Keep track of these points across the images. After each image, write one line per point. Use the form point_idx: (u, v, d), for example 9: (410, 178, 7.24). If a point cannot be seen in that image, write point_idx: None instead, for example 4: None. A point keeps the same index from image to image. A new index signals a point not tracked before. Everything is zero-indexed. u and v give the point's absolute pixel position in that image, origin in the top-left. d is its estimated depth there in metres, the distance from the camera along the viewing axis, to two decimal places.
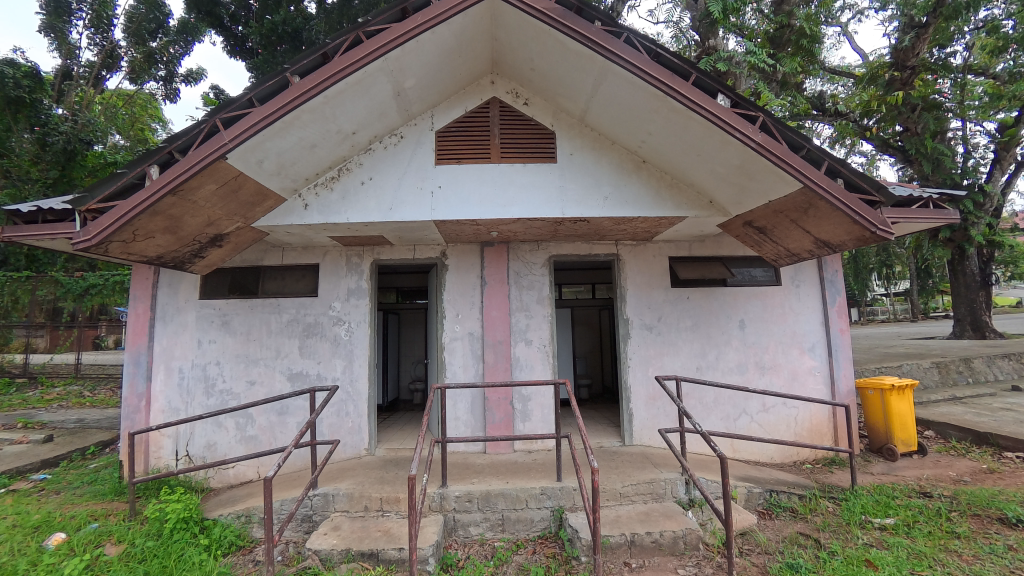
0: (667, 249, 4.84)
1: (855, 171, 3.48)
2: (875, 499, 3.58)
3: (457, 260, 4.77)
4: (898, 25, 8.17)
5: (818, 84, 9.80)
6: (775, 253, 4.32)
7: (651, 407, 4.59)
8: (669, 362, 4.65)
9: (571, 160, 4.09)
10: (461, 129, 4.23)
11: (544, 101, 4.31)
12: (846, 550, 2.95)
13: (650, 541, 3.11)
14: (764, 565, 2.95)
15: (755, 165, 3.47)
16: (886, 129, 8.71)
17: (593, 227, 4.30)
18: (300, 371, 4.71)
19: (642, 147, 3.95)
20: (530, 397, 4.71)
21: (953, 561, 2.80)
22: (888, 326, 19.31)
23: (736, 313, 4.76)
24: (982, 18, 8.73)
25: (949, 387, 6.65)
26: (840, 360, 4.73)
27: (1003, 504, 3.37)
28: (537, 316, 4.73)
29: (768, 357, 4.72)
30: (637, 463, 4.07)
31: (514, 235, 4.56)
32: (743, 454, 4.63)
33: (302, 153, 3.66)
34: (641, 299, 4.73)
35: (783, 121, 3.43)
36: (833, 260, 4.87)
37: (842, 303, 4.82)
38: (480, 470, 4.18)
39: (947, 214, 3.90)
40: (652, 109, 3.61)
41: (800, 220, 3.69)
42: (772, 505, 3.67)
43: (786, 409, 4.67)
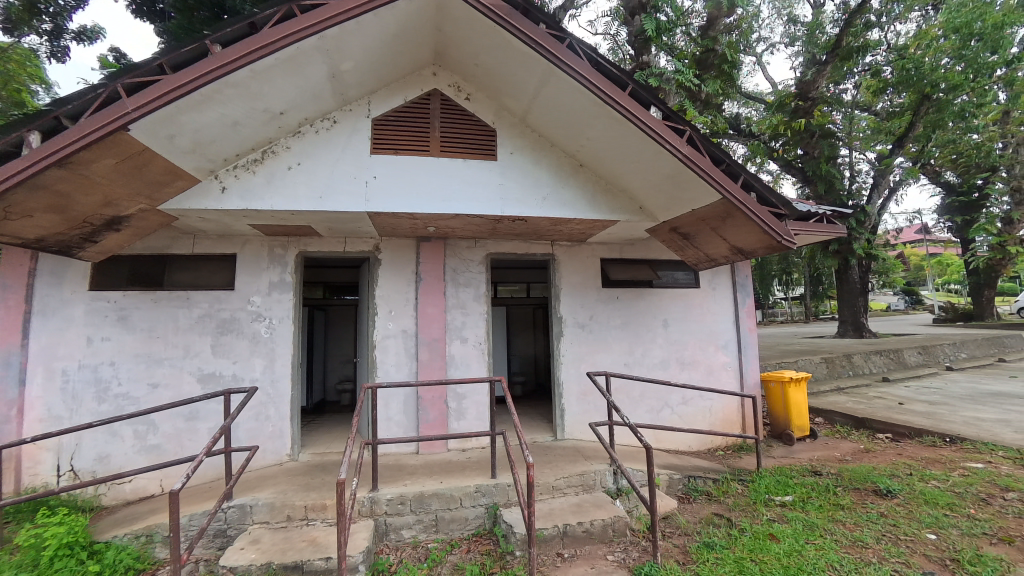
0: (600, 250, 5.03)
1: (766, 186, 3.86)
2: (776, 480, 4.00)
3: (392, 255, 4.63)
4: (802, 60, 9.25)
5: (736, 105, 10.82)
6: (696, 257, 4.66)
7: (583, 402, 4.76)
8: (600, 359, 4.85)
9: (512, 159, 4.13)
10: (400, 119, 4.11)
11: (486, 97, 4.32)
12: (754, 527, 3.26)
13: (582, 530, 3.23)
14: (684, 545, 3.17)
15: (683, 175, 3.73)
16: (790, 151, 9.98)
17: (531, 227, 4.36)
18: (213, 372, 4.31)
19: (580, 150, 4.08)
20: (465, 396, 4.69)
21: (840, 530, 3.18)
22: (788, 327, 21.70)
23: (661, 313, 5.07)
24: (868, 62, 10.08)
25: (835, 379, 7.60)
26: (748, 355, 5.24)
27: (876, 478, 3.89)
28: (473, 314, 4.72)
29: (689, 353, 5.09)
30: (569, 456, 4.20)
31: (452, 231, 4.51)
32: (665, 444, 4.95)
33: (222, 131, 3.36)
34: (575, 298, 4.87)
35: (706, 137, 3.71)
36: (743, 267, 5.39)
37: (751, 305, 5.35)
38: (414, 470, 4.10)
39: (837, 228, 4.46)
40: (591, 116, 3.74)
41: (719, 227, 4.02)
42: (691, 490, 3.96)
43: (703, 401, 5.08)
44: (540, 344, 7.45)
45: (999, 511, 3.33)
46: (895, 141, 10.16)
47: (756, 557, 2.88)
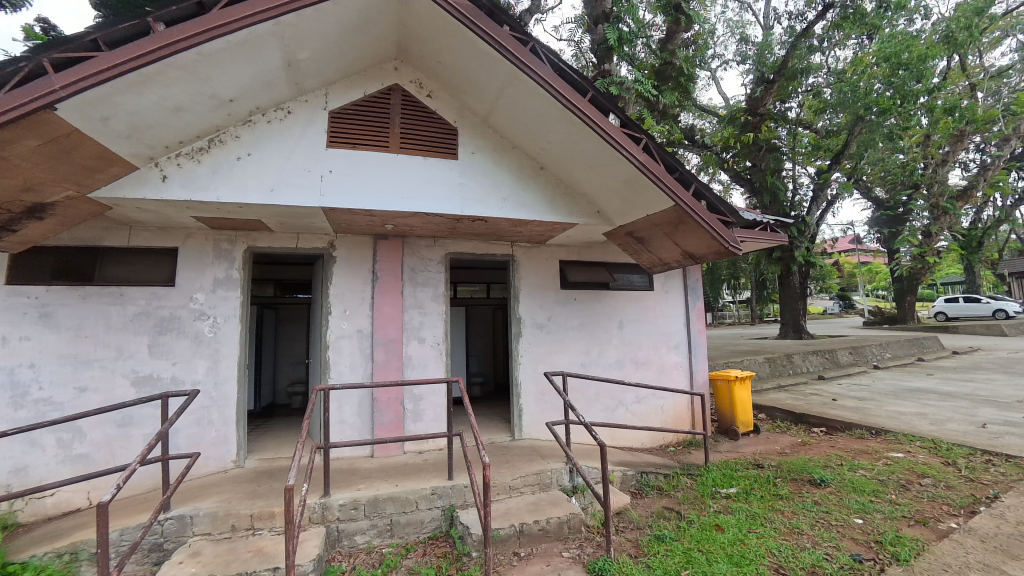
0: (559, 252, 5.09)
1: (715, 195, 4.05)
2: (722, 473, 4.20)
3: (347, 253, 4.49)
4: (752, 77, 9.81)
5: (691, 117, 11.33)
6: (650, 261, 4.83)
7: (540, 402, 4.81)
8: (558, 359, 4.92)
9: (473, 159, 4.11)
10: (359, 113, 4.01)
11: (448, 96, 4.29)
12: (701, 518, 3.41)
13: (538, 528, 3.25)
14: (636, 539, 3.26)
15: (639, 181, 3.85)
16: (740, 163, 10.56)
17: (491, 227, 4.36)
18: (149, 375, 4.01)
19: (541, 153, 4.13)
20: (422, 397, 4.63)
21: (779, 518, 3.38)
22: (736, 328, 22.89)
23: (617, 314, 5.22)
24: (810, 83, 10.84)
25: (777, 378, 8.09)
26: (697, 355, 5.50)
27: (812, 469, 4.17)
28: (431, 314, 4.67)
29: (643, 354, 5.27)
30: (526, 456, 4.23)
31: (411, 230, 4.44)
32: (620, 442, 5.09)
33: (164, 116, 3.14)
34: (534, 299, 4.91)
35: (661, 146, 3.86)
36: (693, 271, 5.65)
37: (701, 307, 5.62)
38: (368, 474, 3.99)
39: (779, 236, 4.76)
40: (552, 120, 3.79)
41: (672, 233, 4.18)
42: (643, 486, 4.09)
43: (655, 400, 5.26)
44: (500, 345, 7.47)
45: (916, 496, 3.66)
46: (833, 157, 10.97)
47: (703, 547, 3.00)
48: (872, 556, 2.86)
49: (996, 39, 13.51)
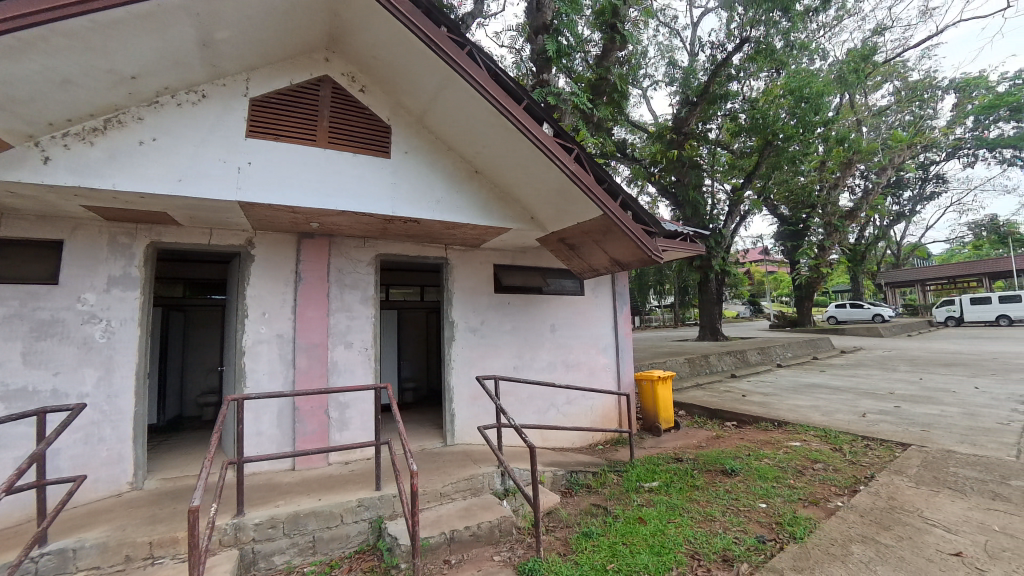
0: (493, 256, 5.12)
1: (640, 207, 4.30)
2: (646, 469, 4.44)
3: (267, 252, 4.19)
4: (678, 98, 10.59)
5: (624, 131, 11.98)
6: (581, 267, 5.01)
7: (473, 406, 4.79)
8: (491, 363, 4.93)
9: (406, 159, 4.01)
10: (283, 103, 3.76)
11: (382, 92, 4.16)
12: (626, 512, 3.57)
13: (469, 534, 3.23)
14: (565, 537, 3.34)
15: (570, 190, 3.97)
16: (666, 176, 11.32)
17: (424, 229, 4.28)
18: (21, 387, 3.44)
19: (477, 157, 4.13)
20: (349, 404, 4.43)
21: (695, 507, 3.61)
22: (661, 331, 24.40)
23: (549, 318, 5.35)
24: (727, 107, 11.91)
25: (695, 377, 8.74)
26: (624, 357, 5.80)
27: (724, 460, 4.53)
28: (360, 318, 4.48)
29: (573, 356, 5.44)
30: (458, 461, 4.19)
31: (339, 229, 4.24)
32: (551, 443, 5.20)
33: (48, 89, 2.73)
34: (467, 302, 4.88)
35: (592, 157, 4.03)
36: (621, 277, 5.97)
37: (627, 312, 5.94)
38: (288, 489, 3.73)
39: (697, 246, 5.15)
40: (488, 125, 3.81)
41: (601, 240, 4.37)
42: (573, 484, 4.21)
43: (585, 401, 5.45)
44: (434, 348, 7.34)
45: (810, 479, 4.10)
46: (745, 176, 12.13)
47: (627, 540, 3.13)
48: (774, 536, 3.14)
49: (877, 82, 15.70)
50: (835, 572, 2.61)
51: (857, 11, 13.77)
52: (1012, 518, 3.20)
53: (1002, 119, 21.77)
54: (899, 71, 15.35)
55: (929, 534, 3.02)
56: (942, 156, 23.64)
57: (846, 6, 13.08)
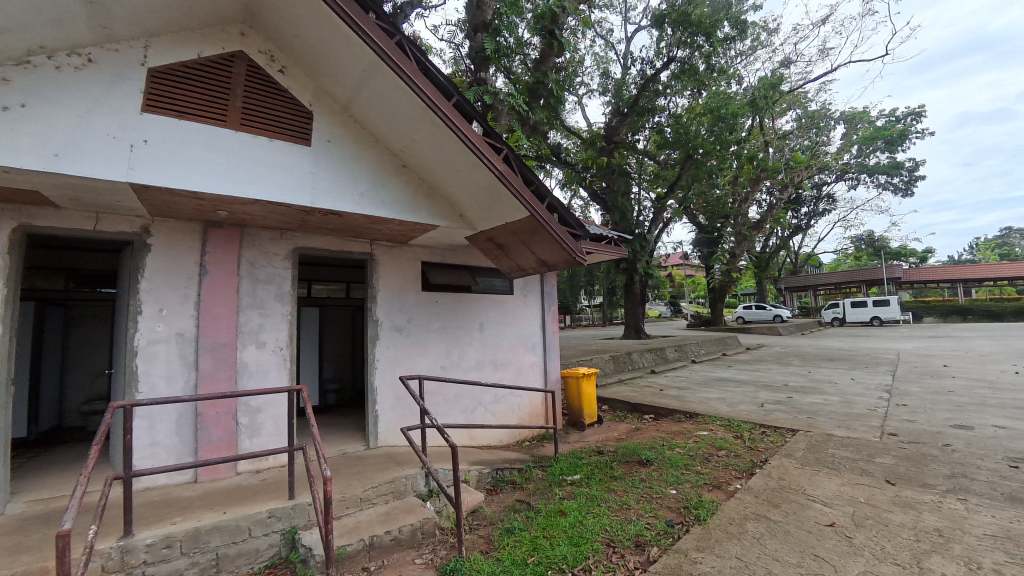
0: (422, 254, 5.01)
1: (566, 209, 4.44)
2: (569, 463, 4.59)
3: (165, 241, 3.75)
4: (611, 108, 11.11)
5: (559, 135, 12.33)
6: (509, 267, 5.07)
7: (397, 407, 4.66)
8: (417, 362, 4.82)
9: (329, 148, 3.81)
10: (188, 77, 3.40)
11: (304, 75, 3.91)
12: (547, 506, 3.65)
13: (389, 539, 3.13)
14: (488, 535, 3.35)
15: (498, 190, 4.00)
16: (597, 181, 11.81)
17: (347, 223, 4.08)
18: None
19: (405, 150, 4.02)
20: (260, 408, 4.12)
21: (613, 497, 3.79)
22: (591, 329, 25.37)
23: (478, 317, 5.36)
24: (655, 120, 12.69)
25: (618, 373, 9.21)
26: (550, 355, 5.98)
27: (640, 451, 4.82)
28: (274, 315, 4.19)
29: (501, 355, 5.51)
30: (380, 464, 4.05)
31: (251, 219, 3.92)
32: (478, 441, 5.21)
33: None
34: (393, 300, 4.74)
35: (520, 158, 4.09)
36: (550, 278, 6.15)
37: (554, 311, 6.14)
38: (188, 504, 3.37)
39: (619, 249, 5.45)
40: (416, 118, 3.72)
41: (528, 241, 4.45)
42: (498, 482, 4.25)
43: (512, 398, 5.54)
44: (359, 348, 7.05)
45: (715, 465, 4.49)
46: (668, 186, 13.02)
47: (548, 533, 3.20)
48: (681, 519, 3.39)
49: (782, 109, 17.57)
50: (731, 548, 2.87)
51: (768, 43, 15.31)
52: (873, 491, 3.72)
53: (879, 150, 25.33)
54: (800, 101, 17.31)
55: (810, 508, 3.42)
56: (832, 178, 27.00)
57: (759, 38, 14.50)
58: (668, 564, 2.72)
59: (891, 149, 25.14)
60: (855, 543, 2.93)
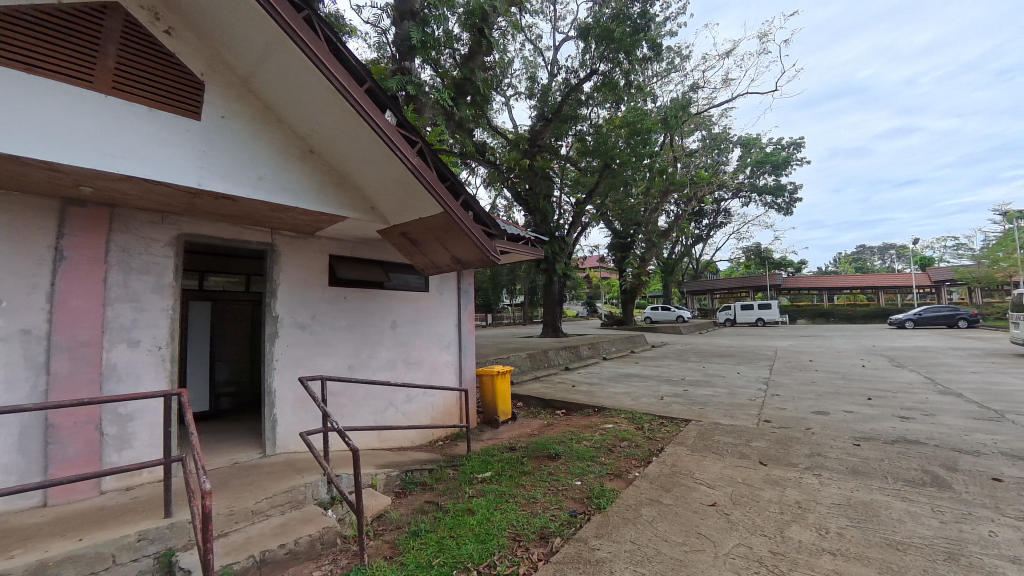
0: (331, 247, 4.73)
1: (482, 208, 4.47)
2: (481, 461, 4.61)
3: (5, 217, 3.10)
4: (536, 112, 11.41)
5: (484, 134, 12.38)
6: (424, 264, 4.97)
7: (299, 410, 4.35)
8: (322, 362, 4.54)
9: (223, 125, 3.43)
10: (42, 24, 2.85)
11: (197, 41, 3.49)
12: (456, 506, 3.63)
13: (284, 553, 2.89)
14: (393, 539, 3.24)
15: (411, 184, 3.90)
16: (520, 182, 12.05)
17: (243, 209, 3.71)
18: None
19: (312, 135, 3.76)
20: (133, 416, 3.60)
21: (521, 492, 3.87)
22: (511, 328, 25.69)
23: (390, 314, 5.20)
24: (577, 128, 13.27)
25: (535, 370, 9.46)
26: (465, 353, 6.00)
27: (550, 446, 4.99)
28: (151, 310, 3.68)
29: (414, 353, 5.40)
30: (277, 473, 3.75)
31: (123, 198, 3.39)
32: (388, 443, 5.05)
33: None
34: (297, 295, 4.41)
35: (435, 153, 4.03)
36: (467, 276, 6.16)
37: (470, 309, 6.16)
38: (31, 533, 2.83)
39: (535, 250, 5.61)
40: (324, 102, 3.50)
41: (442, 238, 4.41)
42: (407, 484, 4.15)
43: (425, 397, 5.45)
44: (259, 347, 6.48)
45: (618, 455, 4.79)
46: (587, 192, 13.69)
47: (455, 533, 3.18)
48: (583, 509, 3.56)
49: (690, 129, 19.31)
50: (627, 533, 3.08)
51: (680, 68, 16.78)
52: (748, 472, 4.22)
53: (767, 173, 28.89)
54: (705, 123, 19.19)
55: (696, 490, 3.79)
56: (729, 195, 30.26)
57: (673, 62, 15.79)
58: (569, 553, 2.83)
59: (778, 173, 28.75)
60: (731, 519, 3.30)
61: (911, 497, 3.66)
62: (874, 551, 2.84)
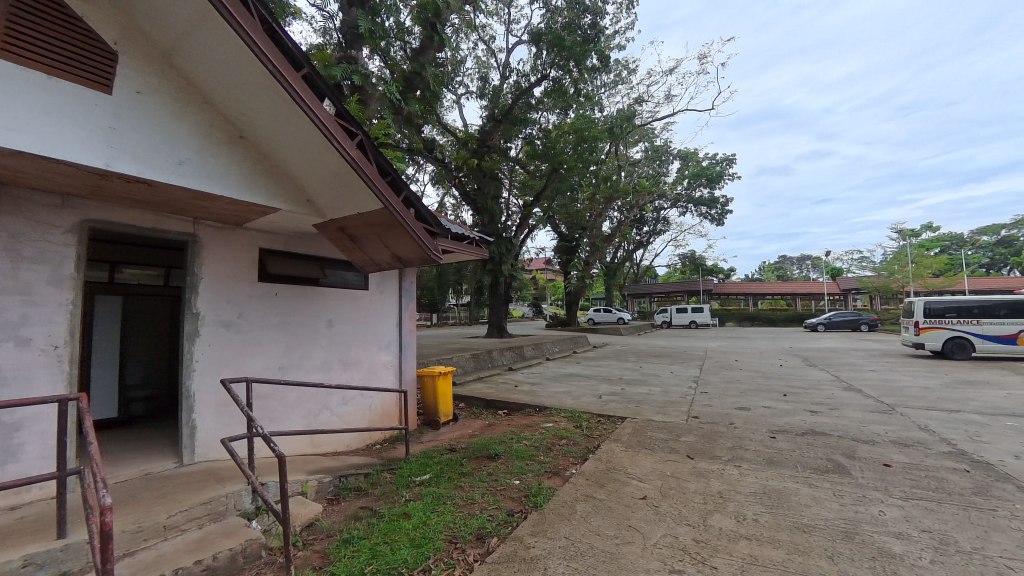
0: (261, 240, 4.44)
1: (424, 206, 4.40)
2: (420, 463, 4.54)
3: None
4: (487, 112, 11.42)
5: (433, 130, 12.20)
6: (362, 261, 4.80)
7: (221, 414, 4.05)
8: (249, 363, 4.26)
9: (138, 101, 3.11)
10: None
11: (109, 5, 3.13)
12: (391, 511, 3.54)
13: (201, 570, 2.68)
14: (323, 548, 3.11)
15: (350, 178, 3.77)
16: (469, 181, 12.00)
17: (160, 195, 3.38)
18: None
19: (242, 119, 3.51)
20: (20, 425, 3.16)
21: (459, 494, 3.85)
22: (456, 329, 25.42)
23: (326, 313, 4.98)
24: (527, 131, 13.46)
25: (478, 370, 9.45)
26: (406, 354, 5.88)
27: (490, 446, 5.00)
28: (46, 305, 3.26)
29: (351, 354, 5.21)
30: (194, 483, 3.46)
31: (12, 177, 2.97)
32: (321, 447, 4.83)
33: None
34: (221, 291, 4.10)
35: (376, 147, 3.92)
36: (409, 275, 6.04)
37: (412, 308, 6.05)
38: None
39: (480, 250, 5.62)
40: (256, 85, 3.29)
41: (382, 234, 4.29)
42: (341, 490, 3.99)
43: (362, 399, 5.28)
44: (176, 346, 5.95)
45: (556, 454, 4.91)
46: (535, 195, 13.92)
47: (389, 538, 3.10)
48: (521, 508, 3.61)
49: (635, 140, 20.23)
50: (562, 529, 3.17)
51: (627, 81, 17.53)
52: (677, 465, 4.48)
53: (703, 185, 30.90)
54: (648, 135, 20.19)
55: (628, 485, 3.97)
56: (669, 204, 32.01)
57: (620, 74, 16.47)
58: (504, 553, 2.86)
59: (712, 186, 30.84)
60: (659, 510, 3.50)
61: (816, 483, 4.07)
62: (784, 534, 3.13)
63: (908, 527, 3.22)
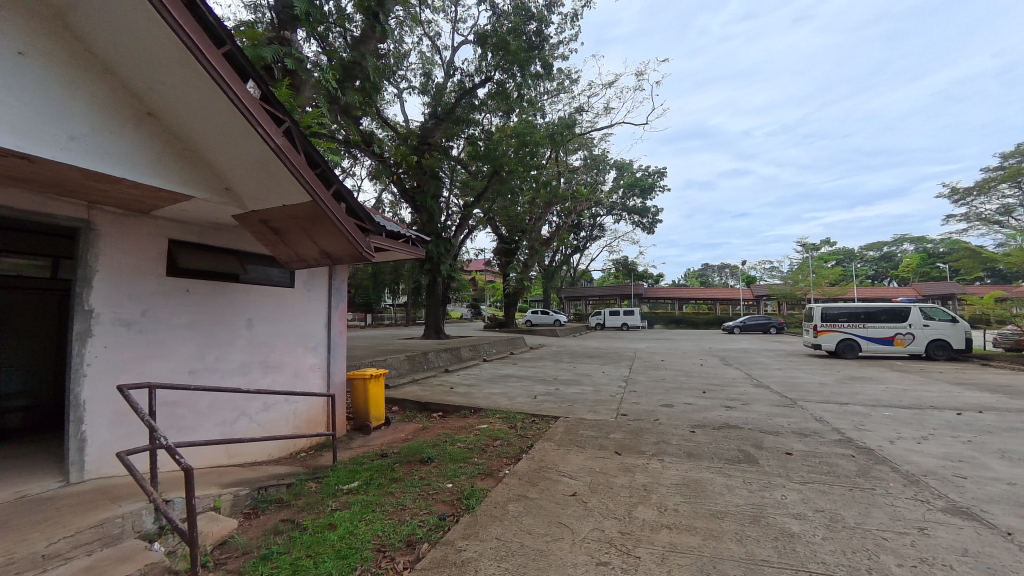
0: (172, 231, 4.03)
1: (356, 201, 4.25)
2: (347, 471, 4.35)
3: None
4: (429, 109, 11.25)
5: (371, 123, 11.78)
6: (287, 256, 4.52)
7: (118, 425, 3.61)
8: (154, 366, 3.84)
9: (19, 64, 2.67)
10: None
11: None
12: (315, 522, 3.35)
13: None
14: (238, 567, 2.88)
15: (275, 167, 3.54)
16: (408, 178, 11.73)
17: (44, 174, 2.94)
18: None
19: (149, 93, 3.15)
20: None
21: (388, 500, 3.74)
22: (391, 329, 24.64)
23: (246, 312, 4.62)
24: (470, 132, 13.45)
25: (413, 372, 9.26)
26: (335, 355, 5.61)
27: (423, 450, 4.92)
28: None
29: (274, 356, 4.88)
30: (82, 505, 3.05)
31: None
32: (238, 458, 4.47)
33: None
34: (121, 287, 3.66)
35: (305, 136, 3.72)
36: (340, 273, 5.78)
37: (342, 308, 5.79)
38: None
39: (415, 249, 5.53)
40: (168, 57, 2.97)
41: (310, 229, 4.08)
42: (259, 503, 3.72)
43: (286, 405, 4.96)
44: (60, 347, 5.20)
45: (490, 455, 4.94)
46: (476, 195, 13.93)
47: (311, 552, 2.94)
48: (453, 511, 3.59)
49: (574, 148, 20.95)
50: (494, 529, 3.20)
51: (568, 90, 18.12)
52: (605, 461, 4.70)
53: (636, 195, 32.71)
54: (588, 144, 21.01)
55: (559, 482, 4.10)
56: (604, 211, 33.52)
57: (563, 83, 16.98)
58: (435, 558, 2.82)
59: (644, 197, 32.74)
60: (588, 505, 3.65)
61: (728, 473, 4.47)
62: (699, 521, 3.40)
63: (804, 508, 3.64)
